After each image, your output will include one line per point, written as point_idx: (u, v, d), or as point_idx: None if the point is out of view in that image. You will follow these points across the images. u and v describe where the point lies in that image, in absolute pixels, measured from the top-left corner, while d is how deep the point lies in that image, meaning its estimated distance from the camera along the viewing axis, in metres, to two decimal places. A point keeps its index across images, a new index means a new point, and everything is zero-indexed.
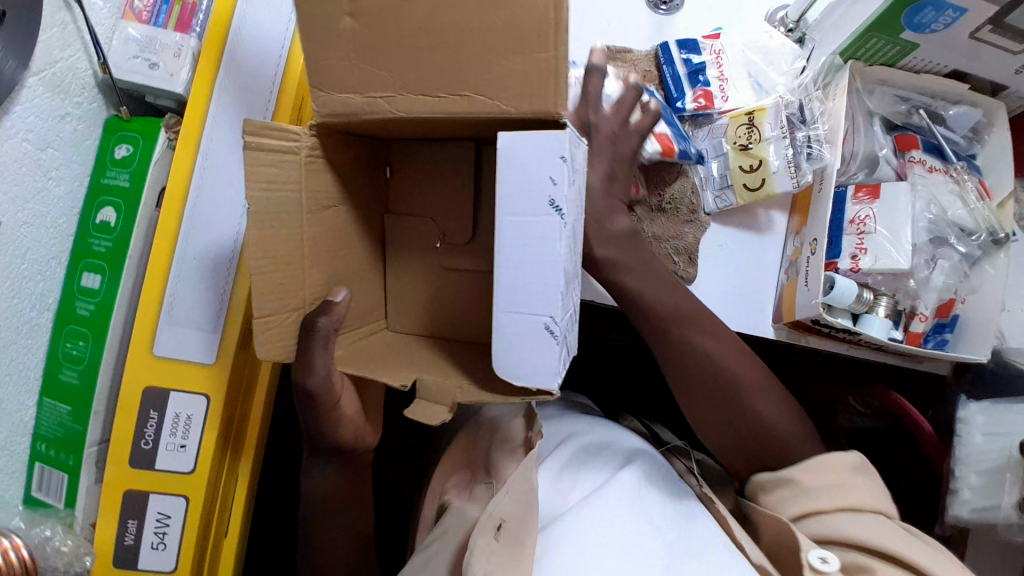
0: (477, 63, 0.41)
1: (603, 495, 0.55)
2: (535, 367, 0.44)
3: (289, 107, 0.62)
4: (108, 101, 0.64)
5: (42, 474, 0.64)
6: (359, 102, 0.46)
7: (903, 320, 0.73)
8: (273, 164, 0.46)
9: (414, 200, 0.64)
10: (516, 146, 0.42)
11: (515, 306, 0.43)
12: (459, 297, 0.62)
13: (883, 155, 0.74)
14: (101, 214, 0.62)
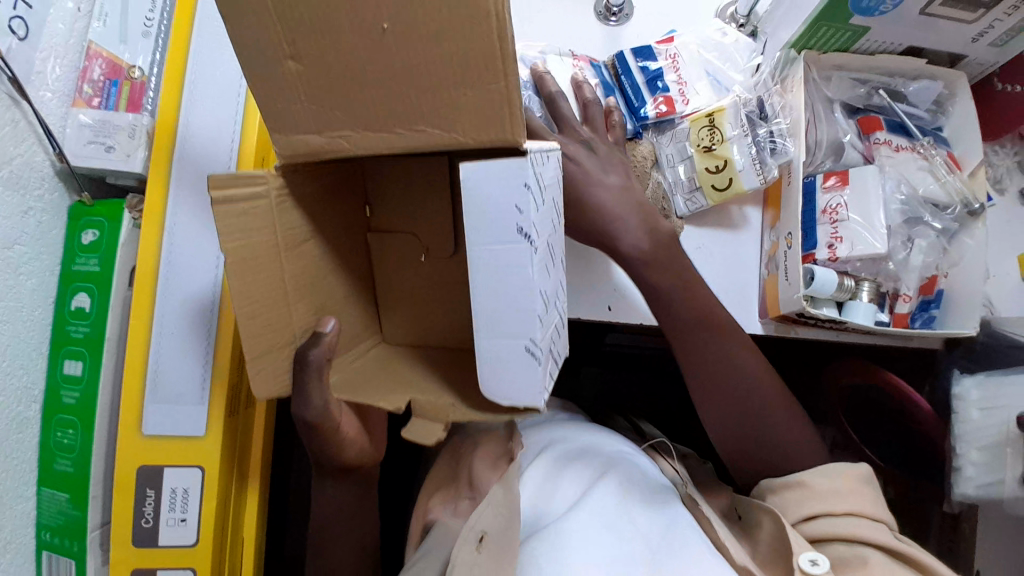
0: (413, 116, 0.40)
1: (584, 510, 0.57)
2: (514, 386, 0.43)
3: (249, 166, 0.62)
4: (69, 189, 0.64)
5: (51, 563, 0.64)
6: (317, 141, 0.44)
7: (887, 303, 0.72)
8: (245, 212, 0.44)
9: (397, 217, 0.63)
10: (480, 175, 0.38)
11: (493, 332, 0.42)
12: (448, 309, 0.63)
13: (848, 141, 0.74)
14: (76, 300, 0.63)
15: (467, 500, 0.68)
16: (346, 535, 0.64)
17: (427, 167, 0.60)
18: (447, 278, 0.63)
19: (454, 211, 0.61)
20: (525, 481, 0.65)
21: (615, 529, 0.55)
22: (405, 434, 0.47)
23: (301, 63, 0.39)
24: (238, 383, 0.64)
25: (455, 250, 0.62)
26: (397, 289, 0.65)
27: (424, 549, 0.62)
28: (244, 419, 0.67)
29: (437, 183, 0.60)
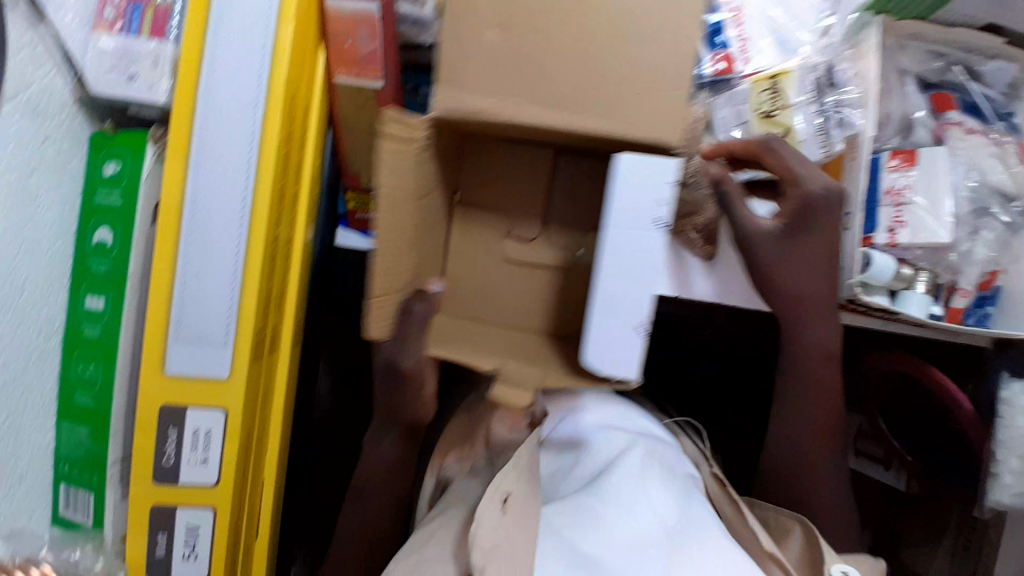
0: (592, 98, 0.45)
1: (611, 485, 0.56)
2: (618, 361, 0.47)
3: (279, 102, 0.57)
4: (92, 117, 0.62)
5: (68, 494, 0.64)
6: (475, 103, 0.46)
7: (942, 295, 0.68)
8: (401, 155, 0.45)
9: (489, 194, 0.63)
10: (632, 165, 0.45)
11: (609, 307, 0.47)
12: (508, 281, 0.63)
13: (918, 119, 0.68)
14: (97, 234, 0.61)
15: (482, 461, 0.67)
16: (374, 489, 0.63)
17: (527, 150, 0.63)
18: (534, 263, 0.62)
19: (549, 196, 0.63)
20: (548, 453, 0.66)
21: (637, 505, 0.54)
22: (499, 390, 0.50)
23: (506, 30, 0.44)
24: (262, 329, 0.62)
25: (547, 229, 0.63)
26: (466, 262, 0.63)
27: (443, 505, 0.61)
28: (267, 364, 0.65)
29: (539, 171, 0.63)
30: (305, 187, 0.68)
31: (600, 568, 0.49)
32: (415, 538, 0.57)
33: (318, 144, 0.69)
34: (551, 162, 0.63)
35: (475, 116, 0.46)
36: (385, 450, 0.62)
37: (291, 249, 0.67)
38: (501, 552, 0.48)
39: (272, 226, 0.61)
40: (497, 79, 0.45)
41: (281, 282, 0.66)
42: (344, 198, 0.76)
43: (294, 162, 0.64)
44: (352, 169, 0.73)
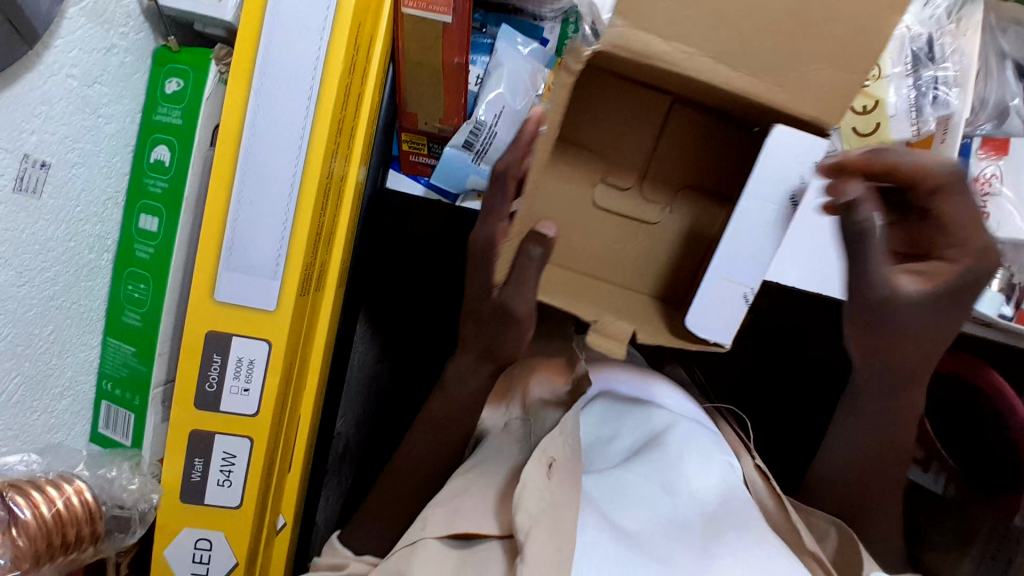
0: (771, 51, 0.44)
1: (642, 466, 0.62)
2: (719, 324, 0.55)
3: (347, 27, 0.56)
4: (156, 30, 0.61)
5: (108, 412, 0.64)
6: (659, 47, 0.44)
7: (1015, 296, 0.64)
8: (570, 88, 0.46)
9: (591, 129, 0.65)
10: (787, 137, 0.49)
11: (726, 271, 0.53)
12: (595, 237, 0.68)
13: (1015, 107, 0.64)
14: (155, 152, 0.60)
15: (519, 421, 0.70)
16: (442, 415, 0.67)
17: (647, 95, 0.63)
18: (626, 214, 0.67)
19: (653, 146, 0.65)
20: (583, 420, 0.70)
21: (667, 482, 0.60)
22: (590, 337, 0.54)
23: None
24: (311, 262, 0.62)
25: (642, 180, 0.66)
26: (565, 194, 0.67)
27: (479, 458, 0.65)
28: (313, 302, 0.65)
29: (652, 119, 0.64)
30: (363, 123, 0.66)
31: (636, 539, 0.53)
32: (453, 485, 0.62)
33: (378, 79, 0.67)
34: (664, 110, 0.64)
35: (640, 54, 0.44)
36: (475, 381, 0.65)
37: (344, 187, 0.66)
38: (546, 516, 0.51)
39: (328, 160, 0.59)
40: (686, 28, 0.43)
41: (332, 223, 0.65)
42: (399, 138, 0.75)
43: (354, 96, 0.62)
44: (409, 108, 0.71)
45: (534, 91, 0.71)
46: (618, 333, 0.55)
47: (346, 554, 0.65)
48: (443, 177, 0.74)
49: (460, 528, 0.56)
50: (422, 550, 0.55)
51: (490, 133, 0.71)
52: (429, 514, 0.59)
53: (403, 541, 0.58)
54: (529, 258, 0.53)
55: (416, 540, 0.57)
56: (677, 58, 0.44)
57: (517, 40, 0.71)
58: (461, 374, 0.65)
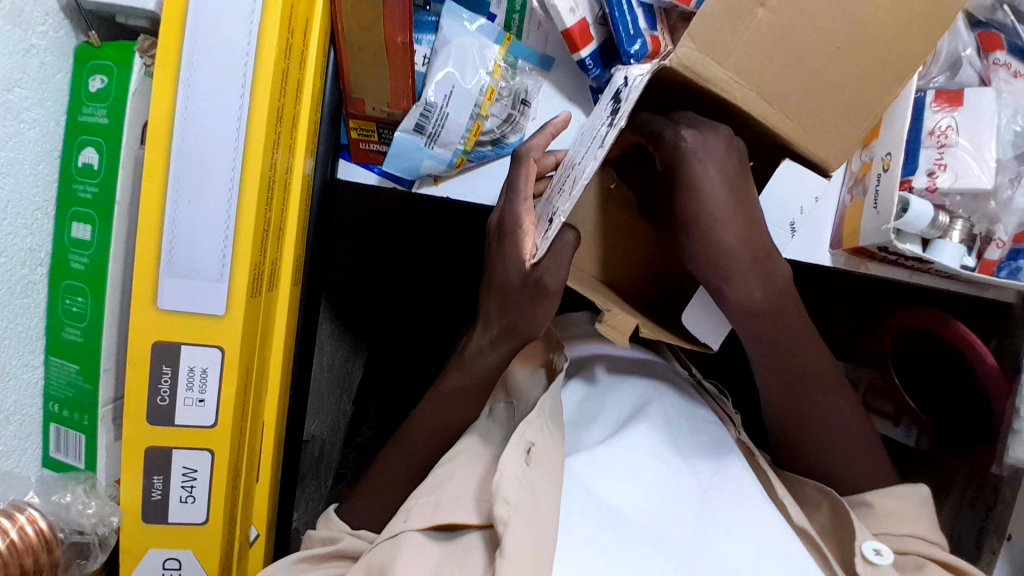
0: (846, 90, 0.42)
1: (632, 436, 0.61)
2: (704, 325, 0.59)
3: (277, 6, 0.53)
4: (76, 27, 0.56)
5: (59, 435, 0.61)
6: (718, 74, 0.41)
7: (976, 247, 0.64)
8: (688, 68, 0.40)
9: None
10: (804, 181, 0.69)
11: None
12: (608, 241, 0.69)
13: (967, 56, 0.64)
14: (83, 156, 0.56)
15: (503, 404, 0.68)
16: (458, 391, 0.65)
17: None
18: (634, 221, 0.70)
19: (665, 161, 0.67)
20: (565, 397, 0.69)
21: (657, 454, 0.60)
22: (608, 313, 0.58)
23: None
24: (261, 262, 0.59)
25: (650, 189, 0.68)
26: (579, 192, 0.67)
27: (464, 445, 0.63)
28: (267, 303, 0.62)
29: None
30: (305, 108, 0.63)
31: (624, 521, 0.53)
32: (437, 474, 0.60)
33: (318, 65, 0.64)
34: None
35: (699, 78, 0.41)
36: (493, 358, 0.63)
37: (290, 181, 0.63)
38: (523, 506, 0.51)
39: (269, 151, 0.56)
40: (749, 60, 0.40)
41: (280, 221, 0.62)
42: (346, 126, 0.71)
43: (294, 82, 0.59)
44: (355, 92, 0.68)
45: (485, 67, 0.68)
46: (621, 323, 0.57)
47: (343, 528, 0.64)
48: (394, 162, 0.70)
49: (443, 520, 0.55)
50: (406, 543, 0.54)
51: (442, 114, 0.68)
52: (411, 506, 0.58)
53: (386, 532, 0.57)
54: (563, 244, 0.52)
55: (399, 533, 0.56)
56: (731, 86, 0.42)
57: (464, 15, 0.68)
58: (481, 350, 0.63)
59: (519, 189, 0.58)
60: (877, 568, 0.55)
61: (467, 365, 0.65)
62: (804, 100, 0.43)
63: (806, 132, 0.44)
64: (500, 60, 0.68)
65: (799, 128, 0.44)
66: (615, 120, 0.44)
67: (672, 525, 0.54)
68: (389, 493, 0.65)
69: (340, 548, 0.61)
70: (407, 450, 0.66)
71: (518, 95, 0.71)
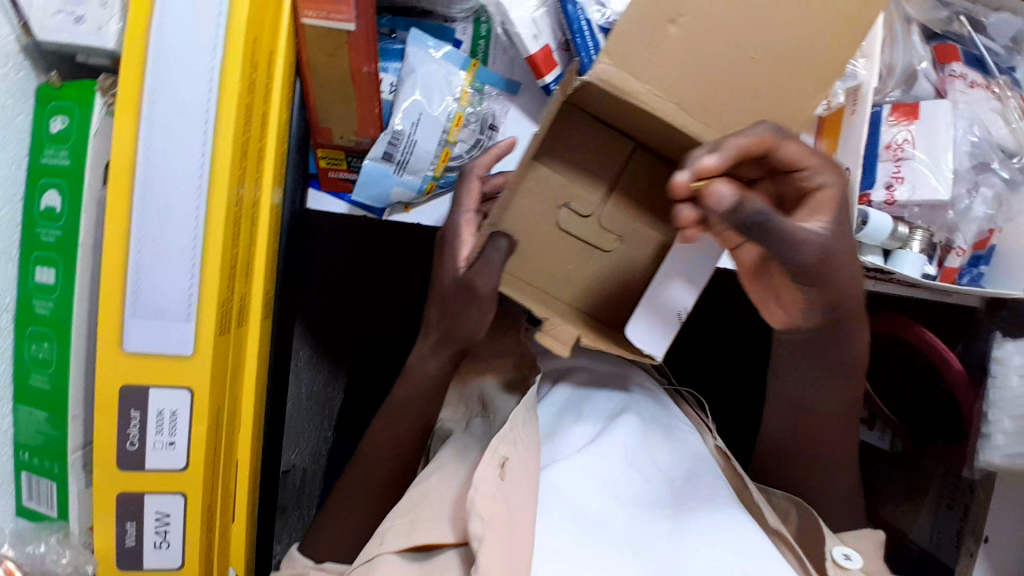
0: (756, 99, 0.46)
1: (605, 446, 0.62)
2: (653, 334, 0.58)
3: (240, 41, 0.53)
4: (36, 68, 0.55)
5: (31, 483, 0.59)
6: (635, 87, 0.45)
7: (937, 256, 0.65)
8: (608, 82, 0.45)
9: (565, 155, 0.66)
10: None
11: (664, 290, 0.58)
12: (551, 253, 0.68)
13: (922, 70, 0.66)
14: (45, 199, 0.55)
15: (478, 419, 0.68)
16: (403, 401, 0.67)
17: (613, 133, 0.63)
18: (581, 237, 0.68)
19: (614, 181, 0.66)
20: (543, 409, 0.70)
21: (629, 455, 0.62)
22: (539, 335, 0.56)
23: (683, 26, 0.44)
24: (228, 299, 0.58)
25: (602, 207, 0.67)
26: (527, 211, 0.67)
27: (441, 460, 0.63)
28: (236, 339, 0.61)
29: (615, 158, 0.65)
30: (270, 142, 0.63)
31: (598, 528, 0.55)
32: (413, 492, 0.60)
33: (284, 96, 0.63)
34: (627, 152, 0.64)
35: (619, 91, 0.45)
36: (434, 364, 0.66)
37: (257, 213, 0.62)
38: (499, 520, 0.52)
39: (235, 187, 0.56)
40: (666, 76, 0.45)
41: (247, 256, 0.62)
42: (314, 155, 0.71)
43: (258, 115, 0.59)
44: (322, 122, 0.67)
45: (452, 94, 0.68)
46: (563, 335, 0.57)
47: (305, 563, 0.63)
48: (363, 191, 0.70)
49: (418, 541, 0.55)
50: (382, 565, 0.55)
51: (410, 142, 0.68)
52: (387, 528, 0.58)
53: (361, 558, 0.57)
54: (495, 249, 0.57)
55: (375, 556, 0.56)
56: (650, 99, 0.46)
57: (429, 43, 0.68)
58: (420, 356, 0.66)
59: (462, 202, 0.63)
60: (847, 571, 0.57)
61: (410, 376, 0.67)
62: (722, 112, 0.46)
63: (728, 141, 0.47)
64: (466, 86, 0.69)
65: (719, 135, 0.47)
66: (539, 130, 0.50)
67: (646, 541, 0.56)
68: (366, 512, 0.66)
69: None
70: (371, 468, 0.66)
71: (486, 120, 0.71)
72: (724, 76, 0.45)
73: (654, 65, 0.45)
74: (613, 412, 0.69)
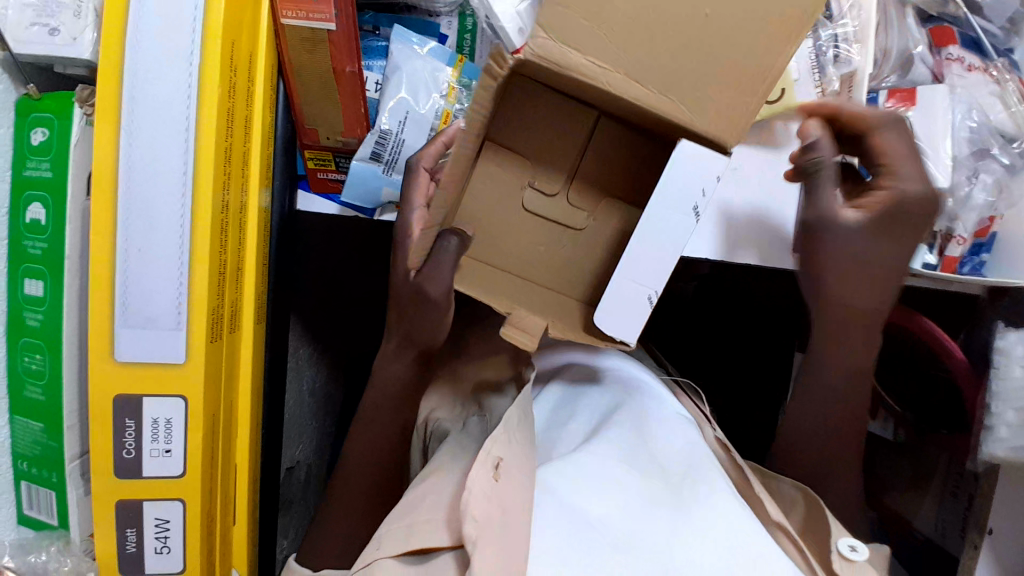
0: (707, 67, 0.45)
1: (601, 441, 0.62)
2: (623, 318, 0.56)
3: (216, 45, 0.52)
4: (14, 80, 0.55)
5: (30, 493, 0.60)
6: (576, 60, 0.45)
7: (937, 245, 0.64)
8: (550, 54, 0.45)
9: (524, 131, 0.63)
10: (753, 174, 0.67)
11: (632, 274, 0.55)
12: (515, 236, 0.66)
13: (918, 54, 0.64)
14: (30, 212, 0.55)
15: (475, 419, 0.70)
16: (375, 407, 0.67)
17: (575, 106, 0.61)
18: (548, 218, 0.65)
19: (580, 155, 0.63)
20: (538, 406, 0.73)
21: (627, 454, 0.61)
22: (503, 329, 0.56)
23: None
24: (219, 306, 0.58)
25: (567, 186, 0.64)
26: (489, 195, 0.65)
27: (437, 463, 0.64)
28: (228, 345, 0.61)
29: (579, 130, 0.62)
30: (255, 147, 0.62)
31: (599, 528, 0.53)
32: (410, 496, 0.61)
33: (267, 98, 0.63)
34: (591, 122, 0.62)
35: (560, 66, 0.45)
36: (398, 367, 0.66)
37: (244, 216, 0.62)
38: (492, 522, 0.52)
39: (220, 193, 0.56)
40: (608, 47, 0.44)
41: (238, 262, 0.62)
42: (302, 156, 0.70)
43: (240, 119, 0.58)
44: (308, 122, 0.67)
45: (438, 91, 0.68)
46: (530, 328, 0.57)
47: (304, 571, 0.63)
48: (352, 192, 0.69)
49: (415, 545, 0.55)
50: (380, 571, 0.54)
51: (398, 141, 0.67)
52: (383, 533, 0.57)
53: (360, 561, 0.58)
54: (445, 249, 0.57)
55: (373, 562, 0.56)
56: (592, 70, 0.45)
57: (413, 39, 0.67)
58: (383, 359, 0.67)
59: (410, 200, 0.62)
60: (853, 563, 0.55)
61: (377, 381, 0.67)
62: (673, 80, 0.45)
63: (679, 111, 0.47)
64: (452, 82, 0.68)
65: (678, 104, 0.46)
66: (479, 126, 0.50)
67: (649, 540, 0.53)
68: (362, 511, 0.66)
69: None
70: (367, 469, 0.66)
71: None
72: (673, 41, 0.44)
73: (598, 34, 0.44)
74: (605, 409, 0.69)
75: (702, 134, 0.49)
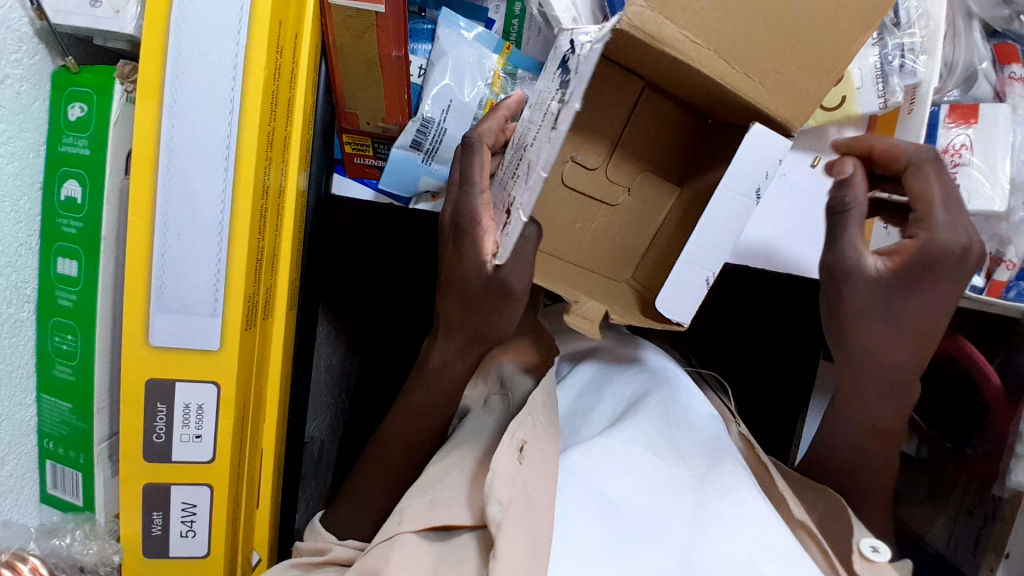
0: (788, 49, 0.43)
1: (632, 427, 0.59)
2: (679, 300, 0.54)
3: (267, 16, 0.50)
4: (52, 51, 0.52)
5: (56, 472, 0.60)
6: (673, 35, 0.42)
7: (986, 267, 0.64)
8: (659, 24, 0.42)
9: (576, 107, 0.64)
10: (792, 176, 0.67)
11: (692, 257, 0.53)
12: (558, 212, 0.66)
13: (982, 70, 0.63)
14: (65, 189, 0.53)
15: (498, 396, 0.68)
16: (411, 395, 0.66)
17: (623, 80, 0.62)
18: (590, 194, 0.66)
19: (623, 128, 0.65)
20: (563, 392, 0.70)
21: (657, 444, 0.58)
22: (567, 318, 0.54)
23: None
24: (255, 292, 0.57)
25: (609, 161, 0.66)
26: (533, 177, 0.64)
27: (457, 439, 0.63)
28: (261, 332, 0.60)
29: (626, 102, 0.63)
30: (295, 127, 0.60)
31: (620, 513, 0.51)
32: (430, 475, 0.59)
33: (309, 78, 0.60)
34: (637, 95, 0.63)
35: (653, 39, 0.42)
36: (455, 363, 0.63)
37: (283, 199, 0.60)
38: (516, 505, 0.50)
39: (261, 170, 0.54)
40: (714, 21, 0.42)
41: (274, 245, 0.60)
42: (340, 140, 0.69)
43: (284, 100, 0.56)
44: (348, 106, 0.65)
45: (484, 78, 0.65)
46: (592, 313, 0.55)
47: (328, 538, 0.63)
48: (392, 179, 0.68)
49: (436, 521, 0.54)
50: (400, 544, 0.53)
51: (440, 129, 0.65)
52: (405, 507, 0.57)
53: (379, 537, 0.56)
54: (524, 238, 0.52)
55: (393, 535, 0.55)
56: (686, 45, 0.43)
57: (460, 23, 0.65)
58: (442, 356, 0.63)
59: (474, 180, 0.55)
60: (875, 564, 0.53)
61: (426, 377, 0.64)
62: (759, 58, 0.44)
63: (757, 92, 0.46)
64: (498, 70, 0.66)
65: (757, 85, 0.45)
66: (567, 97, 0.45)
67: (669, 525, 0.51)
68: (379, 494, 0.65)
69: (331, 556, 0.60)
70: (391, 460, 0.65)
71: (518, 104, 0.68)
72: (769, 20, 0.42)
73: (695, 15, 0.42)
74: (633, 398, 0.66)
75: (772, 117, 0.48)
